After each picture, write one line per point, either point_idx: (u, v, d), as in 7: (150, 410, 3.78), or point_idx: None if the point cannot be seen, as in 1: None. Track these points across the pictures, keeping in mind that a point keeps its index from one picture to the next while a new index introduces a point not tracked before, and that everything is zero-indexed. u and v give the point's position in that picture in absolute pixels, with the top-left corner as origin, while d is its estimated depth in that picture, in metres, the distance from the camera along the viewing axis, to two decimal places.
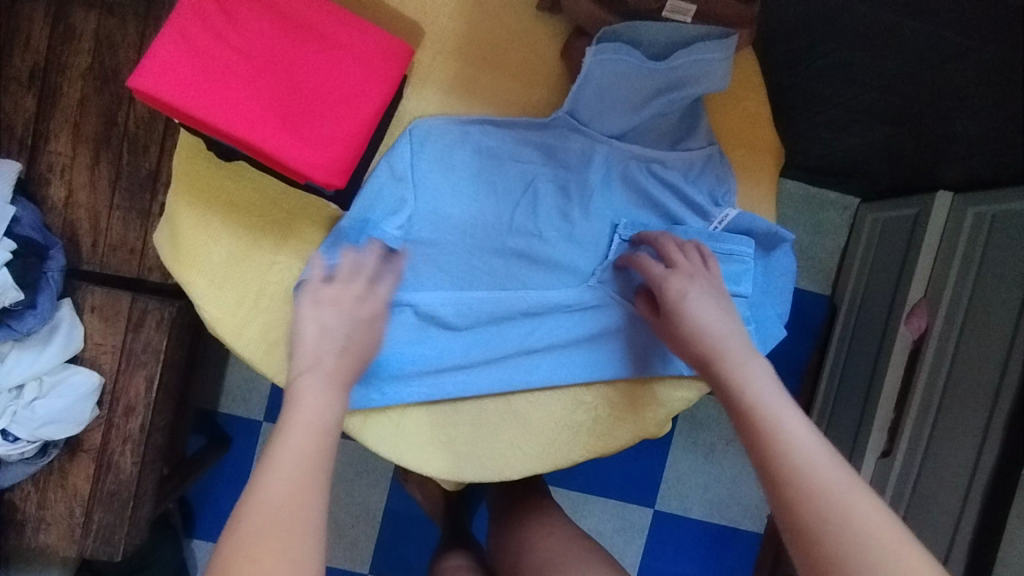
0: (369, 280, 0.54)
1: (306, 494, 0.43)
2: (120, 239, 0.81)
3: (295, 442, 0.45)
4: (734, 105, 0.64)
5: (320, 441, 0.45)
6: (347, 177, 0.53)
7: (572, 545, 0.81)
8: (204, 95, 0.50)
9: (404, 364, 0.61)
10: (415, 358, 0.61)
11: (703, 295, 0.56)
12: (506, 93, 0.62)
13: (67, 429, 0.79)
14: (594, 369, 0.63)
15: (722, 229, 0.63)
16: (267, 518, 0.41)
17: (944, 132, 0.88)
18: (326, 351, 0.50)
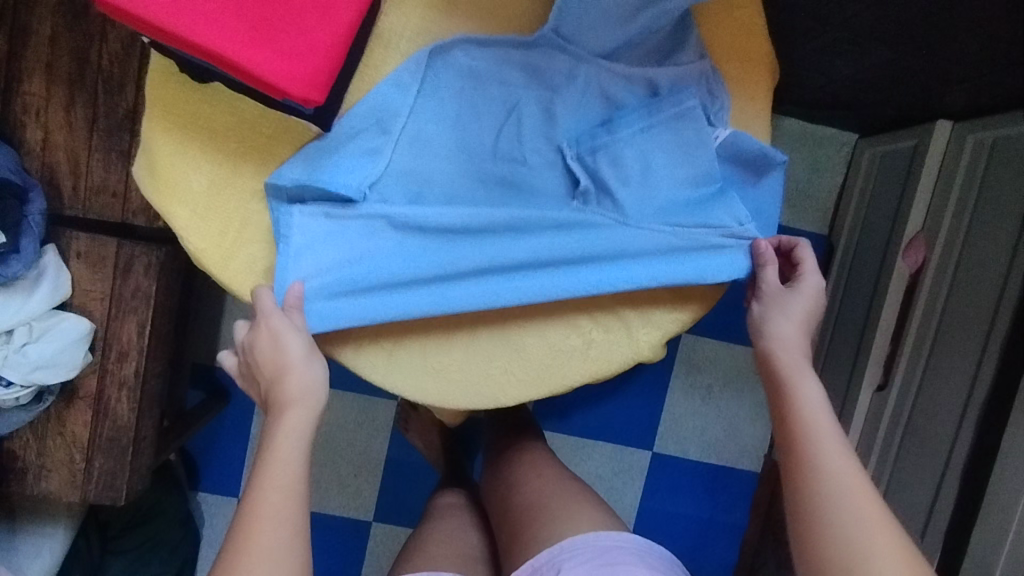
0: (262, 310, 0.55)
1: (283, 509, 0.49)
2: (101, 183, 0.79)
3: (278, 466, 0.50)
4: (728, 15, 0.60)
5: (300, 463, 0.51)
6: (325, 93, 0.51)
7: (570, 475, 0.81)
8: (171, 7, 0.47)
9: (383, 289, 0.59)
10: (387, 279, 0.58)
11: (804, 312, 0.59)
12: (489, 5, 0.59)
13: (60, 374, 0.78)
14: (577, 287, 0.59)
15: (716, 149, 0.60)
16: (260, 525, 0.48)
17: (944, 52, 0.86)
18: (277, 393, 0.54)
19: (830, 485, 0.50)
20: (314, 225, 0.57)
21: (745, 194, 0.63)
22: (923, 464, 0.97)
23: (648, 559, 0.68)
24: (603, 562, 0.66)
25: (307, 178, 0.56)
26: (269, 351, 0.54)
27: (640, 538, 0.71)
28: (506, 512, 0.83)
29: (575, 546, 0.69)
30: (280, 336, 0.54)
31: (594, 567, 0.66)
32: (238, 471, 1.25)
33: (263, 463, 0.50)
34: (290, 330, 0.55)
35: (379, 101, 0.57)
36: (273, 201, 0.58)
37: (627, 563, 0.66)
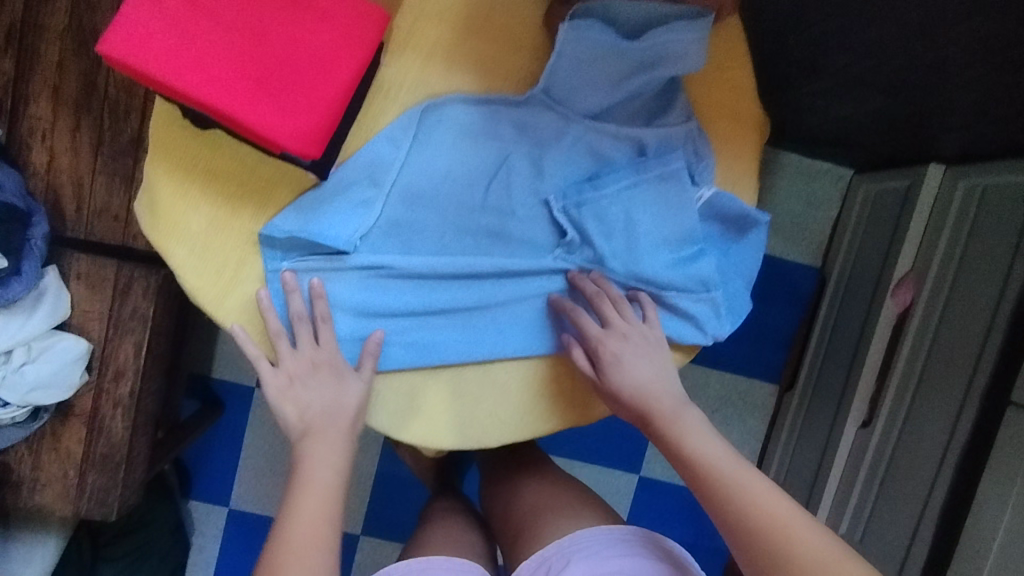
0: (306, 330, 0.60)
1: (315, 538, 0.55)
2: (104, 205, 0.81)
3: (308, 496, 0.57)
4: (718, 76, 0.62)
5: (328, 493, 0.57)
6: (322, 147, 0.52)
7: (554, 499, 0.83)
8: (176, 62, 0.49)
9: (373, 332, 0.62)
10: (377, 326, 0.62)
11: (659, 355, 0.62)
12: (487, 60, 0.60)
13: (56, 394, 0.80)
14: (555, 340, 0.64)
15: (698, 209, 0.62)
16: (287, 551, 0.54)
17: (936, 102, 0.87)
18: (310, 414, 0.60)
19: (747, 507, 0.55)
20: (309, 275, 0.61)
21: (726, 249, 0.64)
22: (903, 503, 0.98)
23: (655, 549, 0.71)
24: (613, 556, 0.69)
25: (301, 227, 0.59)
26: (317, 386, 0.60)
27: (643, 530, 0.74)
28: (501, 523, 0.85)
29: (585, 538, 0.72)
30: (323, 371, 0.60)
31: (605, 559, 0.69)
32: (230, 481, 1.27)
33: (299, 486, 0.57)
34: (351, 382, 0.60)
35: (372, 156, 0.59)
36: (264, 247, 0.60)
37: (635, 557, 0.69)
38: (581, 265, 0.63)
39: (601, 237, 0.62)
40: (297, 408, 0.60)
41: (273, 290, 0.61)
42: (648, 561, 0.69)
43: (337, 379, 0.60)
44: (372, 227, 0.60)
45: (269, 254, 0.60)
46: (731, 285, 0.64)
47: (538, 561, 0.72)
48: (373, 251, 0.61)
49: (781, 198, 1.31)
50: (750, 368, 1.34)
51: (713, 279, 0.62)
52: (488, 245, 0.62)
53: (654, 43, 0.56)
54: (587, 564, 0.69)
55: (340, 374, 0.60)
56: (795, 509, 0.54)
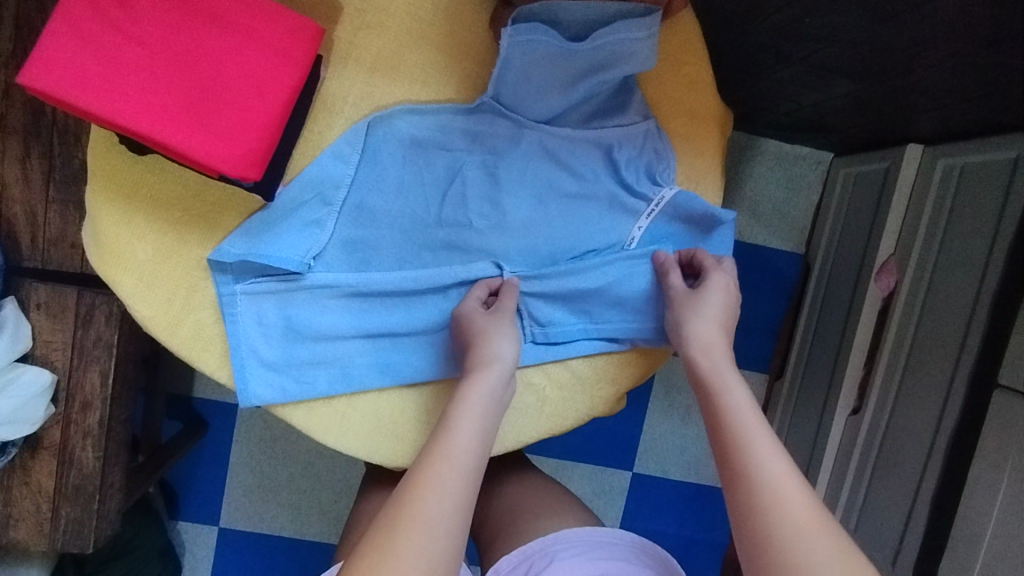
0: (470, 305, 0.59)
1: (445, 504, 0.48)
2: (59, 234, 0.79)
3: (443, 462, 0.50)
4: (675, 73, 0.60)
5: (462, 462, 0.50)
6: (262, 169, 0.51)
7: (542, 495, 0.81)
8: (99, 88, 0.47)
9: (335, 353, 0.60)
10: (336, 345, 0.60)
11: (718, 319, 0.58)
12: (434, 68, 0.58)
13: (23, 428, 0.78)
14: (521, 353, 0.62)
15: (661, 211, 0.60)
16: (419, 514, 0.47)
17: (909, 83, 0.85)
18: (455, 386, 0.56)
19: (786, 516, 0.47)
20: (260, 300, 0.59)
21: (690, 250, 0.63)
22: (893, 491, 0.97)
23: (641, 557, 0.71)
24: (600, 560, 0.69)
25: (250, 251, 0.57)
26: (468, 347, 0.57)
27: (634, 535, 0.73)
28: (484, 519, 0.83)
29: (570, 540, 0.71)
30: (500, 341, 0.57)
31: (589, 561, 0.69)
32: (217, 500, 1.25)
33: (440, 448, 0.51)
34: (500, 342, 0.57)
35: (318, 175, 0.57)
36: (214, 274, 0.58)
37: (619, 560, 0.69)
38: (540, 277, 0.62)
39: (565, 240, 0.61)
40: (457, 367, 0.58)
41: (226, 317, 0.59)
42: (633, 566, 0.69)
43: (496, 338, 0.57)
44: (324, 244, 0.59)
45: (220, 279, 0.58)
46: None
47: (520, 556, 0.72)
48: (329, 271, 0.59)
49: (760, 186, 1.29)
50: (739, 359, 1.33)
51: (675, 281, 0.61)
52: (446, 258, 0.60)
53: (597, 44, 0.54)
54: (570, 563, 0.68)
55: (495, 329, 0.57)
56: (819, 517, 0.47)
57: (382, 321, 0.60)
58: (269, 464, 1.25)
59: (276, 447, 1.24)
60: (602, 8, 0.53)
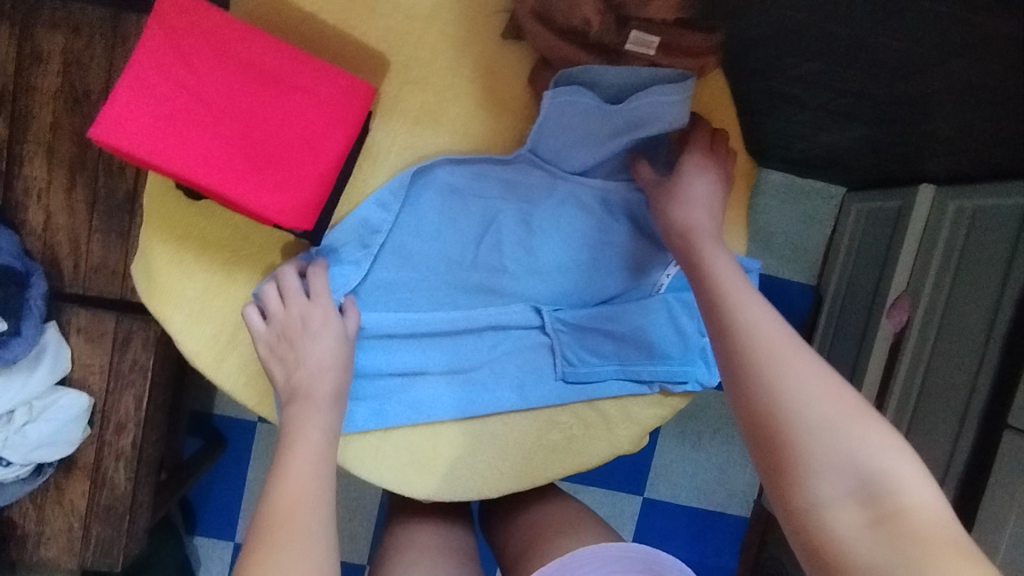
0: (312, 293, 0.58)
1: (311, 489, 0.49)
2: (101, 261, 0.82)
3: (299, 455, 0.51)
4: (703, 129, 0.63)
5: (317, 449, 0.52)
6: (314, 219, 0.53)
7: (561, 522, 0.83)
8: (166, 144, 0.50)
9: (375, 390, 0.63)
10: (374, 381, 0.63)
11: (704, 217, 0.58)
12: (475, 120, 0.61)
13: (58, 451, 0.80)
14: (552, 393, 0.64)
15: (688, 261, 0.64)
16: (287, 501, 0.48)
17: (923, 131, 0.88)
18: (318, 378, 0.56)
19: (777, 370, 0.47)
20: None
21: None
22: None
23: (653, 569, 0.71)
24: None
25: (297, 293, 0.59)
26: (317, 341, 0.57)
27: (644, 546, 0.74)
28: (505, 545, 0.86)
29: (582, 558, 0.73)
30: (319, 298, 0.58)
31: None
32: (235, 516, 1.27)
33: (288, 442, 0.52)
34: (343, 335, 0.58)
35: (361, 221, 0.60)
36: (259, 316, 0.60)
37: None
38: (571, 321, 0.64)
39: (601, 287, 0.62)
40: (298, 365, 0.57)
41: None
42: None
43: (320, 335, 0.57)
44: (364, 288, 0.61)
45: None
46: None
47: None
48: (368, 311, 0.62)
49: (773, 217, 1.32)
50: None
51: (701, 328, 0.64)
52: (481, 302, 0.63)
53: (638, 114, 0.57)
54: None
55: (324, 330, 0.57)
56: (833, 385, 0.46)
57: (419, 361, 0.63)
58: None
59: None
60: (638, 74, 0.56)
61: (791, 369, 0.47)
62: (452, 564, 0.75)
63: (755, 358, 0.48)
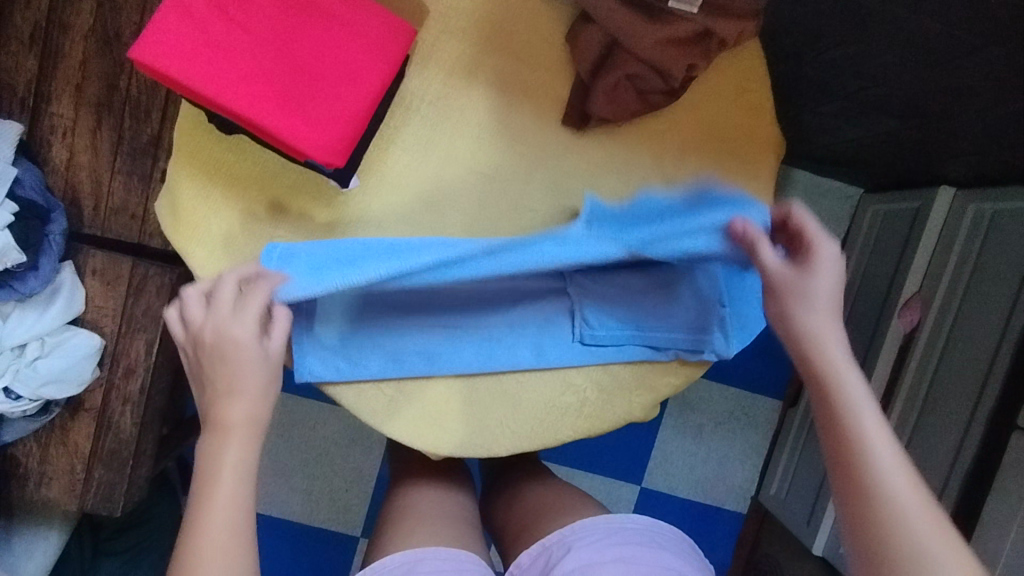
0: (224, 307, 0.52)
1: (227, 540, 0.48)
2: (121, 204, 0.82)
3: (217, 496, 0.49)
4: (737, 99, 0.63)
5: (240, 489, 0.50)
6: (346, 157, 0.53)
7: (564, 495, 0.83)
8: (205, 68, 0.50)
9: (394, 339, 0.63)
10: (393, 330, 0.63)
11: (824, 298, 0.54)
12: (510, 75, 0.61)
13: (67, 389, 0.80)
14: (570, 354, 0.64)
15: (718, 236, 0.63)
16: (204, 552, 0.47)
17: (949, 127, 0.88)
18: (236, 404, 0.51)
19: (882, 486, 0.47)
20: None
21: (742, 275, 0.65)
22: None
23: (657, 539, 0.72)
24: (615, 543, 0.70)
25: (316, 256, 0.57)
26: (232, 362, 0.52)
27: (648, 518, 0.74)
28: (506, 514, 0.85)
29: (585, 527, 0.73)
30: (247, 311, 0.52)
31: (604, 546, 0.70)
32: None
33: (204, 480, 0.50)
34: (258, 350, 0.52)
35: (395, 173, 0.61)
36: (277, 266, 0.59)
37: (633, 544, 0.70)
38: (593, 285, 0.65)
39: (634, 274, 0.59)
40: (211, 386, 0.52)
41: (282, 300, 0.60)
42: (651, 548, 0.70)
43: (238, 356, 0.52)
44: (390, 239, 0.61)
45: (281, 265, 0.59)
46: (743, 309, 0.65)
47: (538, 549, 0.74)
48: None
49: None
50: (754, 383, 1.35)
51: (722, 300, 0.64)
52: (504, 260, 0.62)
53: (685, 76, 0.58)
54: (585, 550, 0.70)
55: (242, 352, 0.52)
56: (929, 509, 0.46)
57: (438, 311, 0.63)
58: (286, 447, 1.27)
59: (294, 431, 1.26)
60: None
61: (929, 536, 0.46)
62: (454, 527, 0.75)
63: (881, 509, 0.47)
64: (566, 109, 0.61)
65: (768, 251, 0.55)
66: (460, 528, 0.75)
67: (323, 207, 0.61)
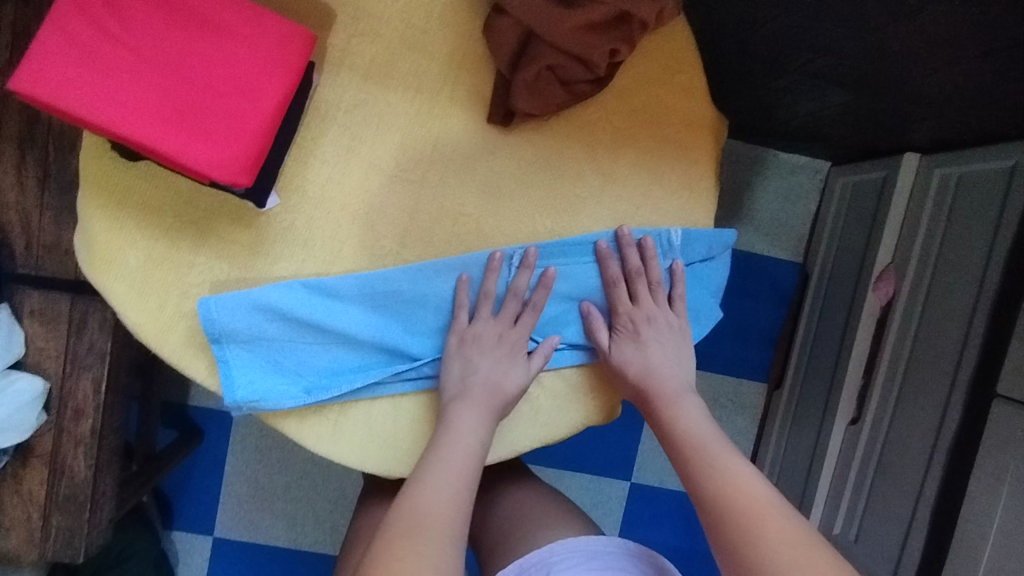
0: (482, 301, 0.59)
1: (449, 504, 0.53)
2: (54, 241, 0.79)
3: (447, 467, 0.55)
4: (668, 80, 0.60)
5: (468, 465, 0.56)
6: (253, 175, 0.50)
7: (539, 503, 0.81)
8: (90, 94, 0.47)
9: (336, 382, 0.59)
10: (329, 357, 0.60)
11: (665, 339, 0.61)
12: (428, 75, 0.59)
13: (13, 436, 0.78)
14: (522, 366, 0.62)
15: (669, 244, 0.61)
16: (427, 510, 0.52)
17: (906, 92, 0.86)
18: (483, 397, 0.59)
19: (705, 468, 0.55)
20: (248, 320, 0.57)
21: (692, 274, 0.63)
22: (892, 504, 0.95)
23: (638, 562, 0.70)
24: (598, 568, 0.68)
25: (250, 322, 0.57)
26: (496, 361, 0.59)
27: (629, 540, 0.73)
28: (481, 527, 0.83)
29: (567, 548, 0.71)
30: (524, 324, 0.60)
31: (589, 571, 0.68)
32: (212, 510, 1.24)
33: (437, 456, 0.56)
34: (522, 364, 0.60)
35: (317, 185, 0.59)
36: (202, 306, 0.56)
37: (616, 569, 0.68)
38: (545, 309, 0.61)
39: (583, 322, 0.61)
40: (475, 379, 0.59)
41: (212, 338, 0.57)
42: (634, 574, 0.68)
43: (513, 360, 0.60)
44: (326, 258, 0.59)
45: (206, 304, 0.57)
46: (697, 307, 0.64)
47: (515, 569, 0.71)
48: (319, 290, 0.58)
49: (757, 194, 1.29)
50: (737, 368, 1.33)
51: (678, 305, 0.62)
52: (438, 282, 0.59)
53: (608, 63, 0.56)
54: None
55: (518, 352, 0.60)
56: (746, 477, 0.53)
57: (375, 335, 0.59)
58: (265, 473, 1.24)
59: (272, 455, 1.23)
60: None
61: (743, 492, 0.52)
62: None
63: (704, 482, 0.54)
64: (490, 108, 0.59)
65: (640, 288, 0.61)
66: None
67: (246, 229, 0.58)
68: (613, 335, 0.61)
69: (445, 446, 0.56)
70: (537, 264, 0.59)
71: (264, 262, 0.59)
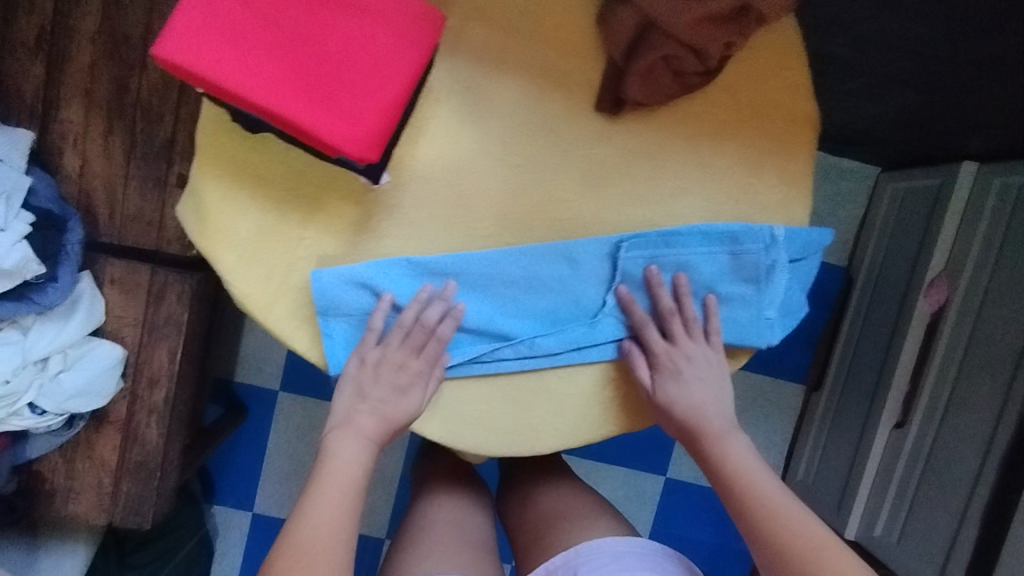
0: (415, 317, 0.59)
1: (338, 525, 0.56)
2: (137, 211, 0.80)
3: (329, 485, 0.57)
4: (773, 76, 0.61)
5: (349, 485, 0.58)
6: (379, 151, 0.52)
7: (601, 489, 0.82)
8: (231, 64, 0.48)
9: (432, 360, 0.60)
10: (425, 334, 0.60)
11: (693, 368, 0.62)
12: (539, 61, 0.60)
13: (93, 402, 0.79)
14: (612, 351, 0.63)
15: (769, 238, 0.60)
16: (315, 530, 0.55)
17: (979, 100, 0.87)
18: (363, 417, 0.60)
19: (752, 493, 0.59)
20: (355, 292, 0.59)
21: (788, 270, 0.62)
22: (938, 507, 0.96)
23: (665, 564, 0.71)
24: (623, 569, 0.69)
25: (357, 295, 0.59)
26: (389, 382, 0.60)
27: (655, 543, 0.74)
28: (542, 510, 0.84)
29: (591, 549, 0.72)
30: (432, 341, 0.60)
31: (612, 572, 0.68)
32: (254, 486, 1.26)
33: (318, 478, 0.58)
34: (418, 389, 0.60)
35: (425, 164, 0.60)
36: (314, 277, 0.58)
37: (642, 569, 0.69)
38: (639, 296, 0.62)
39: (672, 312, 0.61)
40: (362, 400, 0.60)
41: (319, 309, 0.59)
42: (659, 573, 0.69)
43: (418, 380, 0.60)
44: (428, 237, 0.60)
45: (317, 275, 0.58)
46: (788, 303, 0.63)
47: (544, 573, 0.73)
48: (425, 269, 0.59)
49: None
50: (776, 369, 1.34)
51: (772, 299, 0.62)
52: (541, 265, 0.60)
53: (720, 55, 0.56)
54: None
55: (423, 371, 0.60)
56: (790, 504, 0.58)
57: (473, 315, 0.60)
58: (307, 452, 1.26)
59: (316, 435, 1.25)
60: None
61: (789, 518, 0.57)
62: (448, 550, 0.72)
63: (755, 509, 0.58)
64: (598, 95, 0.60)
65: (676, 325, 0.62)
66: (472, 551, 0.74)
67: (354, 204, 0.59)
68: (653, 376, 0.62)
69: (328, 470, 0.58)
70: (638, 252, 0.60)
71: (370, 238, 0.60)
